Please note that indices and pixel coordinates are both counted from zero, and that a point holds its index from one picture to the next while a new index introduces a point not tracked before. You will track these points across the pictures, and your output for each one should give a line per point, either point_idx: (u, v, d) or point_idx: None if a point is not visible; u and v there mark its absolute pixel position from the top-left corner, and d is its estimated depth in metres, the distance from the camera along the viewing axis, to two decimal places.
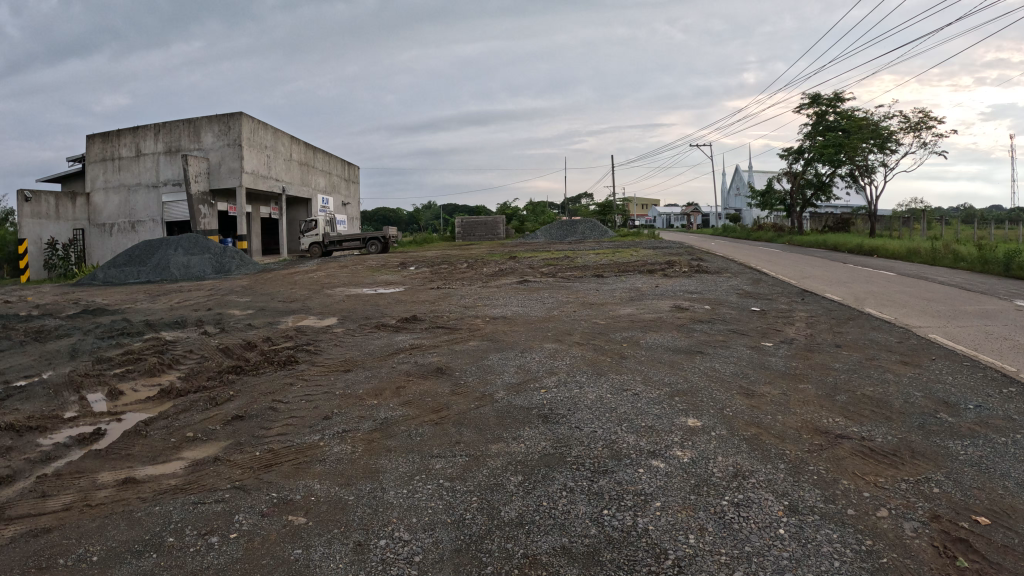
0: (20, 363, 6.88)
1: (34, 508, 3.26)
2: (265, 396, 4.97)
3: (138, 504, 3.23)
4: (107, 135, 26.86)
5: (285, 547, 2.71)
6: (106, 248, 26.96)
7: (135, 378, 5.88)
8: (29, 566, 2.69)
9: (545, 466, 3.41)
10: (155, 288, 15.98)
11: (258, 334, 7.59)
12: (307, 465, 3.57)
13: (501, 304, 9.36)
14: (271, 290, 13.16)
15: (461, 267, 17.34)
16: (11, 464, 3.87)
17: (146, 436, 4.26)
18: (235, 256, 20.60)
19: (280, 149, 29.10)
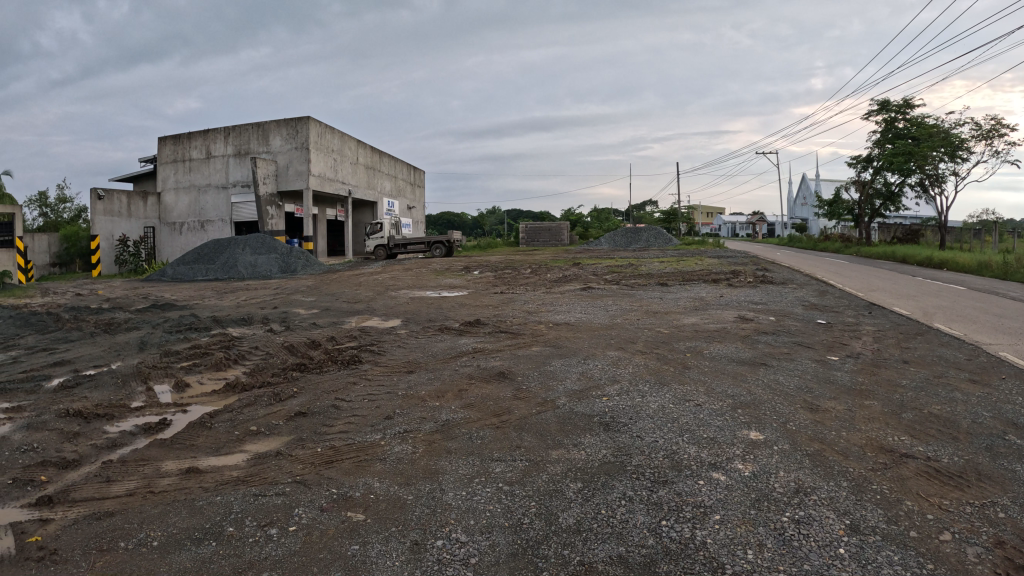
0: (92, 353, 7.18)
1: (99, 492, 3.40)
2: (328, 394, 5.06)
3: (200, 493, 3.34)
4: (178, 137, 27.78)
5: (343, 543, 2.76)
6: (175, 246, 27.98)
7: (201, 372, 6.08)
8: (92, 546, 2.80)
9: (605, 474, 3.39)
10: (223, 285, 16.51)
11: (320, 333, 7.77)
12: (369, 462, 3.63)
13: (561, 311, 9.30)
14: (333, 290, 13.43)
15: (525, 273, 17.38)
16: (80, 449, 4.05)
17: (210, 428, 4.40)
18: (301, 257, 21.04)
19: (347, 153, 29.71)
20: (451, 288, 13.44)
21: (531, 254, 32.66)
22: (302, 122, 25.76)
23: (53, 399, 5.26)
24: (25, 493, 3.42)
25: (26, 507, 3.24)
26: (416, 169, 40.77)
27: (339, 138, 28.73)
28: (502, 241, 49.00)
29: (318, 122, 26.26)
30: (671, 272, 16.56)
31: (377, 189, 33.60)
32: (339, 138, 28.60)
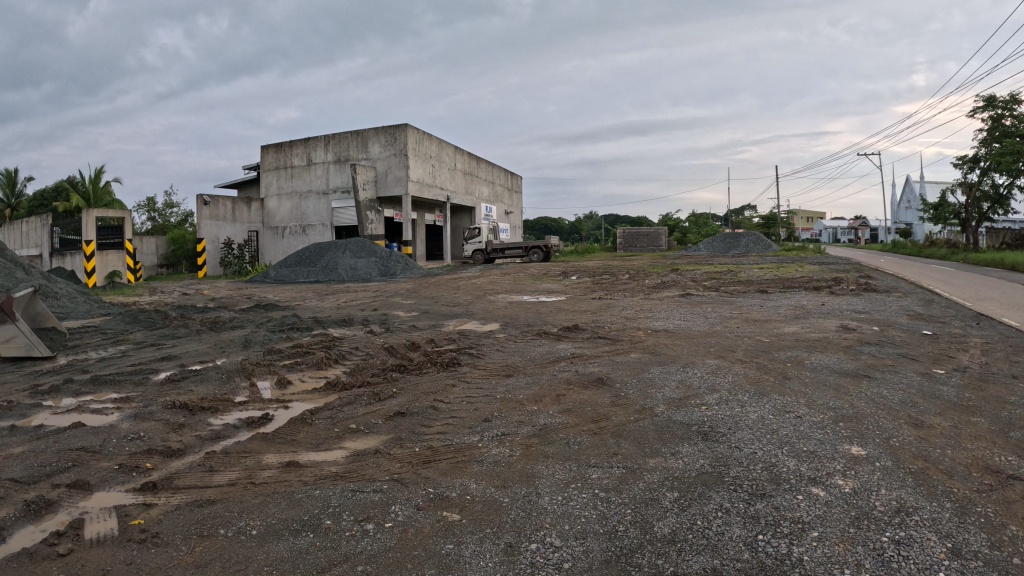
0: (199, 349, 7.61)
1: (202, 481, 3.59)
2: (427, 396, 5.17)
3: (299, 487, 3.48)
4: (280, 145, 28.84)
5: (438, 541, 2.81)
6: (277, 249, 29.26)
7: (303, 370, 6.34)
8: (193, 532, 2.97)
9: (702, 485, 3.33)
10: (327, 288, 17.11)
11: (419, 336, 7.95)
12: (466, 464, 3.69)
13: (660, 318, 9.16)
14: (432, 294, 13.70)
15: (622, 278, 17.24)
16: (185, 439, 4.30)
17: (310, 424, 4.58)
18: (400, 260, 21.34)
19: (445, 159, 30.31)
20: (549, 294, 13.46)
21: (629, 260, 32.32)
22: (400, 129, 26.47)
23: (161, 391, 5.60)
24: (131, 479, 3.66)
25: (132, 491, 3.47)
26: (513, 175, 41.10)
27: (436, 145, 29.36)
28: (596, 245, 48.74)
29: (416, 129, 26.93)
30: (771, 279, 16.08)
31: (474, 195, 34.12)
32: (436, 145, 29.22)
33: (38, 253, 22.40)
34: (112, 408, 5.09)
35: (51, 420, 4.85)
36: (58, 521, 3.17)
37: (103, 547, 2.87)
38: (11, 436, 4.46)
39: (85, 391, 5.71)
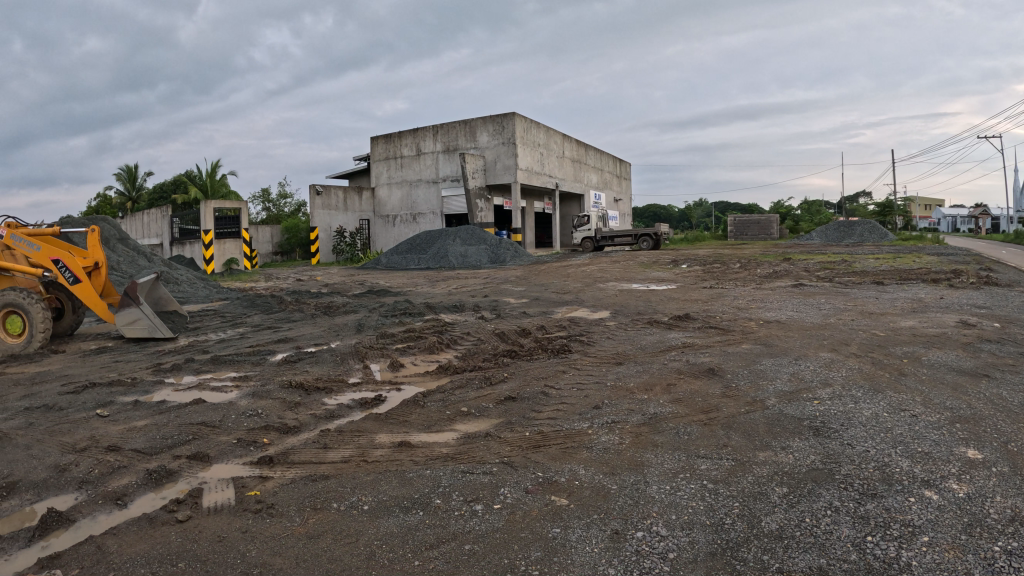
0: (315, 332, 8.00)
1: (316, 457, 3.79)
2: (538, 381, 5.25)
3: (410, 466, 3.62)
4: (389, 136, 29.64)
5: (544, 525, 2.87)
6: (388, 237, 30.04)
7: (416, 354, 6.56)
8: (308, 505, 3.15)
9: (812, 482, 3.23)
10: (438, 274, 17.56)
11: (530, 322, 8.04)
12: (575, 450, 3.73)
13: (774, 308, 8.85)
14: (542, 282, 13.79)
15: (733, 267, 16.77)
16: (302, 417, 4.55)
17: (422, 406, 4.74)
18: (510, 248, 21.33)
19: (554, 147, 30.41)
20: (658, 282, 13.27)
21: (740, 247, 31.28)
22: (507, 118, 26.76)
23: (278, 371, 5.94)
24: (248, 452, 3.92)
25: (250, 464, 3.71)
26: (620, 161, 40.64)
27: (545, 133, 29.44)
28: (704, 234, 47.59)
29: (524, 117, 27.16)
30: (887, 270, 15.20)
31: (583, 181, 34.13)
32: (545, 133, 29.38)
33: (159, 243, 24.09)
34: (231, 386, 5.45)
35: (175, 395, 5.25)
36: (178, 489, 3.45)
37: (221, 515, 3.09)
38: (137, 410, 4.87)
39: (207, 369, 6.14)
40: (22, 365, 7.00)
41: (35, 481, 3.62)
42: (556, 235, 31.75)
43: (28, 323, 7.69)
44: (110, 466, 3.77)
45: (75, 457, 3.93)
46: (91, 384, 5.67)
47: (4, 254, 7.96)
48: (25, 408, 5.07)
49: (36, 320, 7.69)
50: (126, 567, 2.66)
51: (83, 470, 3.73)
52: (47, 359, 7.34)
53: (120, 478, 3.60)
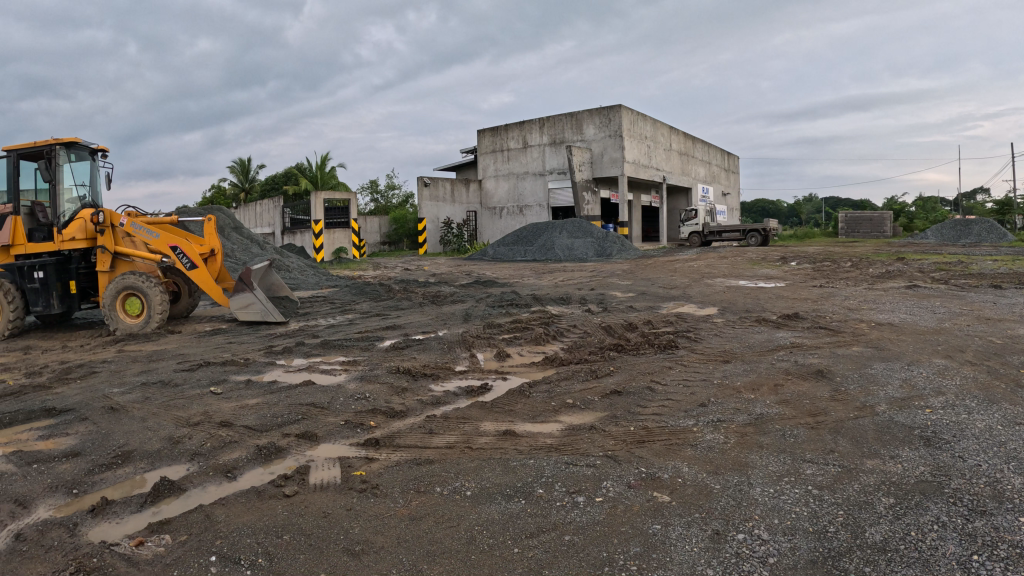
0: (423, 321, 8.21)
1: (421, 442, 3.89)
2: (644, 376, 5.21)
3: (513, 454, 3.66)
4: (496, 129, 29.66)
5: (645, 520, 2.85)
6: (496, 229, 30.10)
7: (522, 344, 6.62)
8: (412, 487, 3.24)
9: (919, 494, 3.06)
10: (545, 267, 17.65)
11: (638, 317, 7.98)
12: (679, 447, 3.68)
13: (887, 310, 8.44)
14: (649, 276, 13.62)
15: (844, 266, 16.05)
16: (409, 402, 4.68)
17: (527, 396, 4.79)
18: (617, 242, 21.20)
19: (660, 140, 29.98)
20: (767, 280, 12.85)
21: (850, 245, 29.78)
22: (615, 110, 26.54)
23: (385, 357, 6.13)
24: (355, 434, 4.06)
25: (355, 445, 3.85)
26: (727, 154, 39.61)
27: (652, 124, 29.12)
28: (814, 230, 45.76)
29: (631, 110, 26.89)
30: (1010, 273, 14.15)
31: (691, 175, 33.63)
32: (652, 125, 29.01)
33: (271, 233, 25.16)
34: (340, 369, 5.68)
35: (285, 376, 5.51)
36: (286, 465, 3.61)
37: (327, 491, 3.22)
38: (249, 388, 5.14)
39: (317, 353, 6.40)
40: (143, 344, 7.50)
41: (152, 451, 3.89)
42: (662, 230, 31.18)
43: (147, 305, 8.19)
44: (222, 440, 3.99)
45: (189, 430, 4.20)
46: (208, 363, 6.03)
47: (126, 241, 8.64)
48: (144, 383, 5.45)
49: (154, 302, 8.16)
50: (234, 535, 2.82)
51: (196, 443, 3.98)
52: (166, 339, 7.84)
53: (230, 452, 3.81)
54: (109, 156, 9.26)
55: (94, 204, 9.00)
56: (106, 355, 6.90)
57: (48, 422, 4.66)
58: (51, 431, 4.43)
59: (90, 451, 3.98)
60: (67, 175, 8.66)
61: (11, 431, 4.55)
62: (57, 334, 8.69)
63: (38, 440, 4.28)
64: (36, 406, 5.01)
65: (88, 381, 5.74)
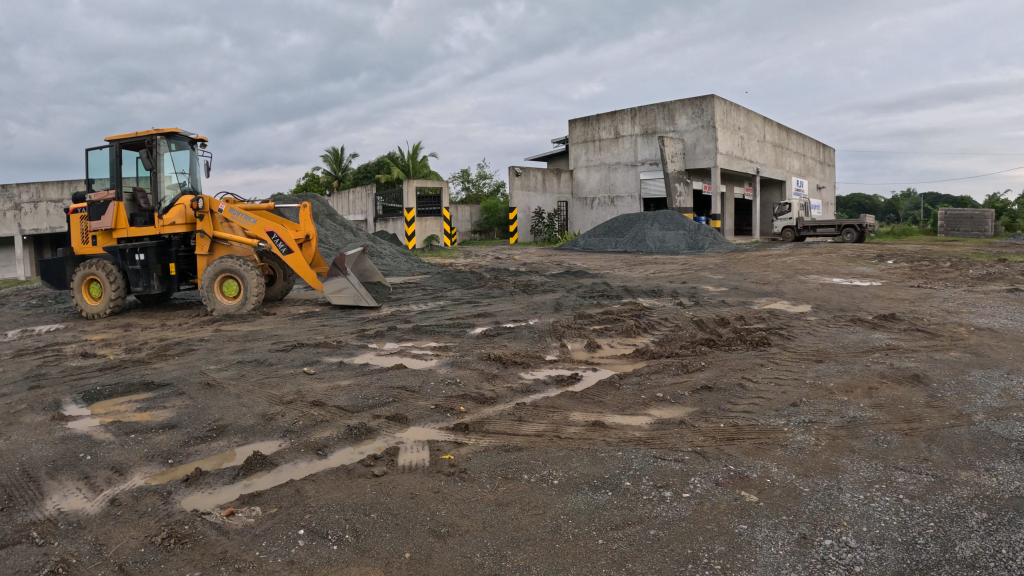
0: (516, 309, 8.29)
1: (510, 429, 3.93)
2: (735, 373, 5.11)
3: (601, 446, 3.66)
4: (588, 119, 29.22)
5: (732, 519, 2.80)
6: (586, 220, 29.79)
7: (612, 336, 6.60)
8: (500, 473, 3.28)
9: (1016, 511, 2.89)
10: (636, 259, 17.50)
11: (729, 312, 7.84)
12: (769, 447, 3.60)
13: (988, 313, 8.03)
14: (741, 271, 13.32)
15: (945, 266, 15.25)
16: (499, 389, 4.73)
17: (618, 388, 4.77)
18: (709, 234, 20.82)
19: (753, 131, 29.25)
20: (862, 278, 12.38)
21: (950, 245, 28.24)
22: (708, 100, 26.09)
23: (476, 344, 6.22)
24: (445, 418, 4.13)
25: (445, 429, 3.92)
26: (822, 147, 38.30)
27: (746, 116, 28.46)
28: (913, 229, 43.68)
29: (724, 100, 26.39)
30: None
31: (785, 168, 32.71)
32: (745, 116, 28.31)
33: (363, 221, 25.52)
34: (432, 354, 5.79)
35: (377, 359, 5.65)
36: (376, 446, 3.71)
37: (416, 473, 3.30)
38: (341, 370, 5.31)
39: (408, 338, 6.54)
40: (237, 324, 7.83)
41: (246, 426, 4.06)
42: (754, 224, 30.36)
43: (244, 287, 8.55)
44: (314, 419, 4.13)
45: (282, 408, 4.36)
46: (302, 344, 6.26)
47: (224, 227, 8.97)
48: (240, 361, 5.69)
49: (250, 285, 8.52)
50: (323, 511, 2.92)
51: (288, 420, 4.12)
52: (258, 319, 8.15)
53: (322, 431, 3.94)
54: (207, 145, 9.61)
55: (193, 191, 9.36)
56: (203, 334, 7.23)
57: (147, 395, 4.92)
58: (150, 404, 4.67)
59: (186, 423, 4.18)
60: (167, 164, 9.07)
61: (113, 402, 4.82)
62: (156, 313, 9.17)
63: (138, 411, 4.53)
64: (137, 380, 5.29)
65: (185, 358, 6.03)
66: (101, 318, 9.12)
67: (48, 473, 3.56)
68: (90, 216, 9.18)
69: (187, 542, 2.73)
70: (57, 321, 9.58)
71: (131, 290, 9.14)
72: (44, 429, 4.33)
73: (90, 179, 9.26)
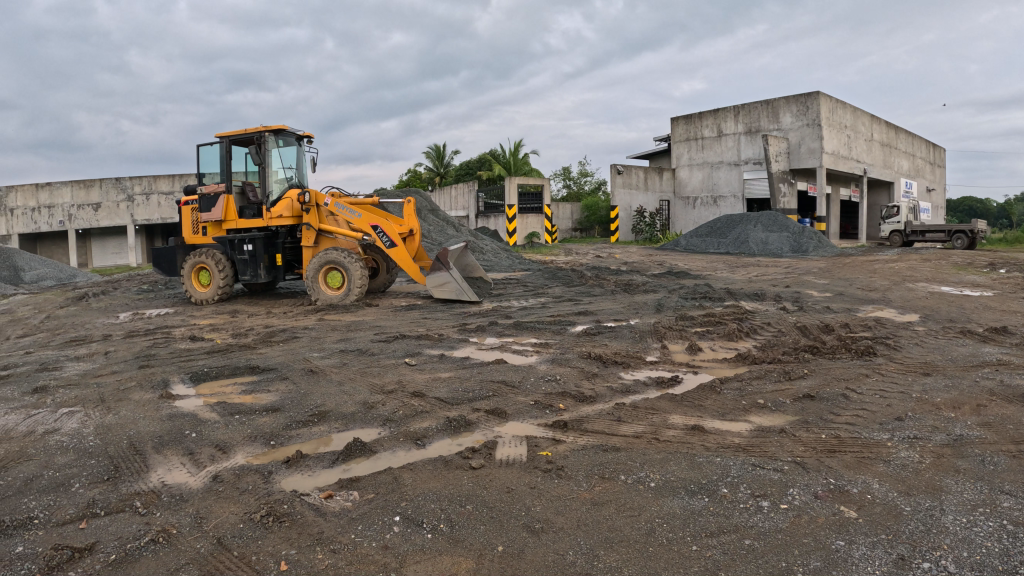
0: (616, 308, 8.25)
1: (609, 428, 3.91)
2: (839, 382, 4.92)
3: (700, 450, 3.59)
4: (690, 116, 28.57)
5: (828, 535, 2.70)
6: (688, 220, 29.13)
7: (713, 339, 6.47)
8: (596, 472, 3.27)
9: None
10: (738, 261, 17.07)
11: (834, 319, 7.54)
12: (871, 461, 3.45)
13: None
14: (846, 276, 12.80)
15: None
16: (599, 389, 4.73)
17: (719, 393, 4.68)
18: (814, 237, 19.95)
19: (860, 129, 28.01)
20: (973, 287, 11.70)
21: None
22: (813, 98, 25.16)
23: (577, 341, 6.23)
24: (543, 415, 4.16)
25: (543, 426, 3.95)
26: (933, 147, 36.32)
27: (852, 114, 27.28)
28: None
29: (830, 97, 25.40)
30: None
31: (893, 168, 31.17)
32: (851, 113, 27.13)
33: (465, 216, 25.75)
34: (532, 350, 5.84)
35: (477, 353, 5.74)
36: (474, 438, 3.77)
37: (513, 468, 3.33)
38: (442, 362, 5.42)
39: (509, 333, 6.62)
40: (340, 314, 8.12)
41: (346, 413, 4.21)
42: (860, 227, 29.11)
43: (348, 279, 8.84)
44: (414, 409, 4.23)
45: (383, 397, 4.49)
46: (403, 336, 6.43)
47: (329, 220, 9.31)
48: (342, 350, 5.90)
49: (354, 276, 8.79)
50: (419, 499, 2.99)
51: (388, 409, 4.25)
52: (361, 310, 8.42)
53: (422, 421, 4.04)
54: (313, 142, 9.98)
55: (300, 185, 9.67)
56: (307, 322, 7.53)
57: (252, 378, 5.18)
58: (254, 387, 4.90)
59: (288, 407, 4.36)
60: (275, 159, 9.45)
61: (219, 384, 5.10)
62: (262, 301, 9.62)
63: (243, 394, 4.76)
64: (243, 364, 5.57)
65: (290, 344, 6.29)
66: (209, 304, 9.67)
67: (156, 447, 3.80)
68: (201, 208, 9.69)
69: (286, 521, 2.85)
70: (167, 306, 10.18)
71: (239, 278, 9.63)
72: (154, 405, 4.62)
73: (201, 174, 9.79)
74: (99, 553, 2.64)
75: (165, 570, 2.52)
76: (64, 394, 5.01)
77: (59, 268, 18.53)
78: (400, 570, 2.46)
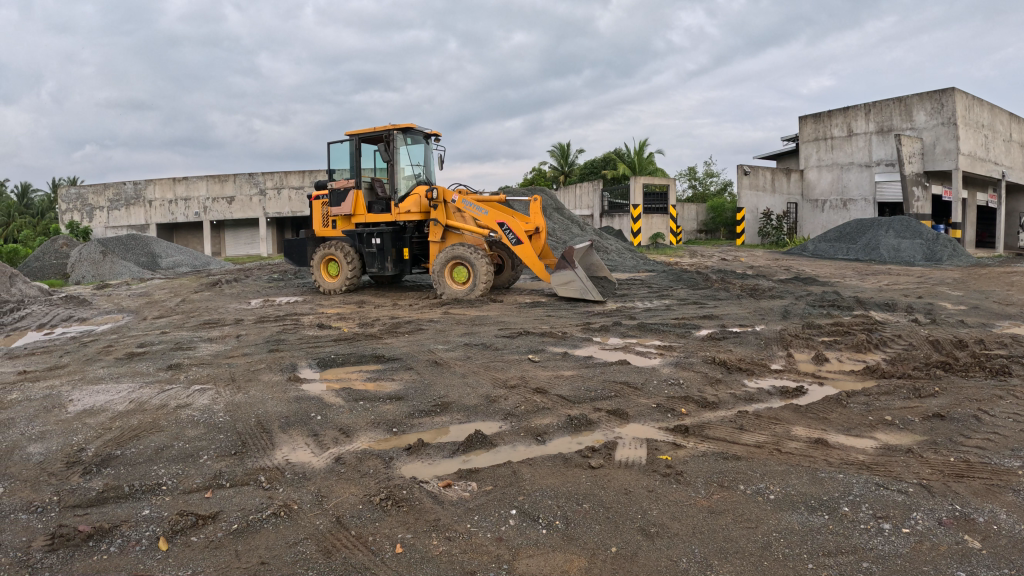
0: (741, 313, 8.01)
1: (731, 436, 3.82)
2: (973, 403, 4.57)
3: (823, 465, 3.45)
4: (819, 115, 27.25)
5: (950, 564, 2.51)
6: (817, 223, 27.77)
7: (840, 350, 6.17)
8: (715, 480, 3.21)
9: None
10: (867, 267, 16.13)
11: (970, 334, 7.00)
12: (1001, 490, 3.19)
13: None
14: (981, 288, 11.85)
15: None
16: (721, 395, 4.62)
17: (845, 406, 4.47)
18: (948, 245, 18.54)
19: (999, 129, 25.84)
20: None
21: None
22: (948, 94, 23.44)
23: (701, 346, 6.10)
24: (665, 418, 4.11)
25: (664, 430, 3.90)
26: None
27: (990, 113, 25.21)
28: None
29: (967, 93, 23.60)
30: None
31: None
32: (988, 112, 25.08)
33: (589, 215, 25.74)
34: (656, 353, 5.78)
35: (600, 353, 5.75)
36: (594, 438, 3.77)
37: (631, 470, 3.32)
38: (565, 360, 5.46)
39: (633, 334, 6.58)
40: (464, 308, 8.33)
41: (469, 405, 4.32)
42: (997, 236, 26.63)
43: (474, 274, 9.04)
44: (535, 405, 4.29)
45: (505, 392, 4.58)
46: (527, 332, 6.53)
47: (456, 217, 9.54)
48: (467, 343, 6.05)
49: (480, 272, 8.98)
50: (535, 495, 3.03)
51: (510, 404, 4.33)
52: (485, 305, 8.60)
53: (542, 417, 4.09)
54: (439, 140, 10.28)
55: (426, 181, 9.98)
56: (431, 315, 7.77)
57: (377, 367, 5.41)
58: (378, 374, 5.14)
59: (411, 396, 4.53)
60: (403, 157, 9.80)
61: (344, 370, 5.36)
62: (390, 293, 10.02)
63: (367, 381, 4.99)
64: (369, 353, 5.83)
65: (413, 336, 6.52)
66: (337, 294, 10.16)
67: (282, 426, 4.04)
68: (332, 203, 10.20)
69: (403, 506, 2.97)
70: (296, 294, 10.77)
71: (366, 271, 10.07)
72: (282, 387, 4.92)
73: (332, 170, 10.34)
74: (222, 522, 2.86)
75: (285, 542, 2.69)
76: (197, 372, 5.42)
77: (194, 255, 19.99)
78: (513, 563, 2.51)
